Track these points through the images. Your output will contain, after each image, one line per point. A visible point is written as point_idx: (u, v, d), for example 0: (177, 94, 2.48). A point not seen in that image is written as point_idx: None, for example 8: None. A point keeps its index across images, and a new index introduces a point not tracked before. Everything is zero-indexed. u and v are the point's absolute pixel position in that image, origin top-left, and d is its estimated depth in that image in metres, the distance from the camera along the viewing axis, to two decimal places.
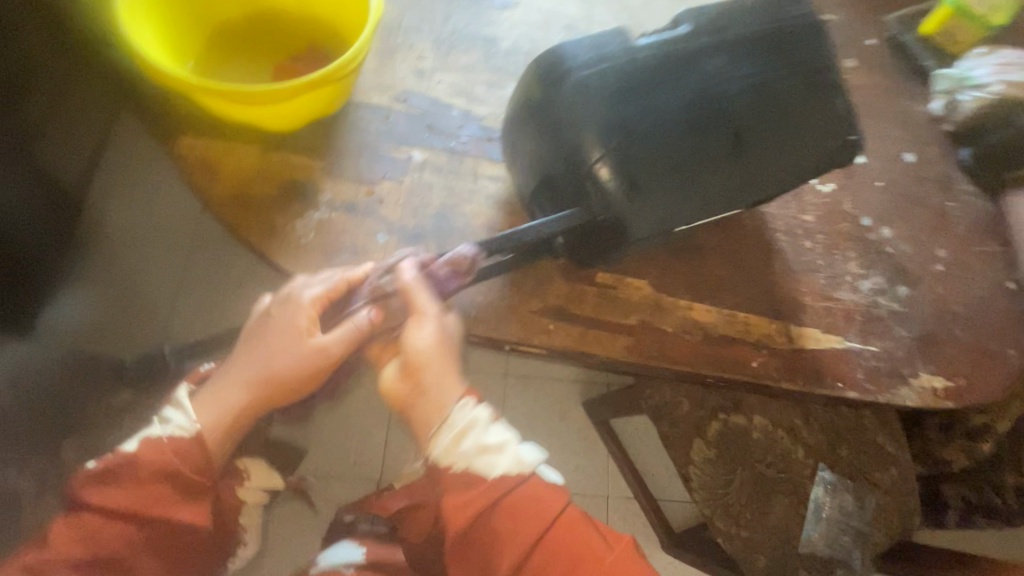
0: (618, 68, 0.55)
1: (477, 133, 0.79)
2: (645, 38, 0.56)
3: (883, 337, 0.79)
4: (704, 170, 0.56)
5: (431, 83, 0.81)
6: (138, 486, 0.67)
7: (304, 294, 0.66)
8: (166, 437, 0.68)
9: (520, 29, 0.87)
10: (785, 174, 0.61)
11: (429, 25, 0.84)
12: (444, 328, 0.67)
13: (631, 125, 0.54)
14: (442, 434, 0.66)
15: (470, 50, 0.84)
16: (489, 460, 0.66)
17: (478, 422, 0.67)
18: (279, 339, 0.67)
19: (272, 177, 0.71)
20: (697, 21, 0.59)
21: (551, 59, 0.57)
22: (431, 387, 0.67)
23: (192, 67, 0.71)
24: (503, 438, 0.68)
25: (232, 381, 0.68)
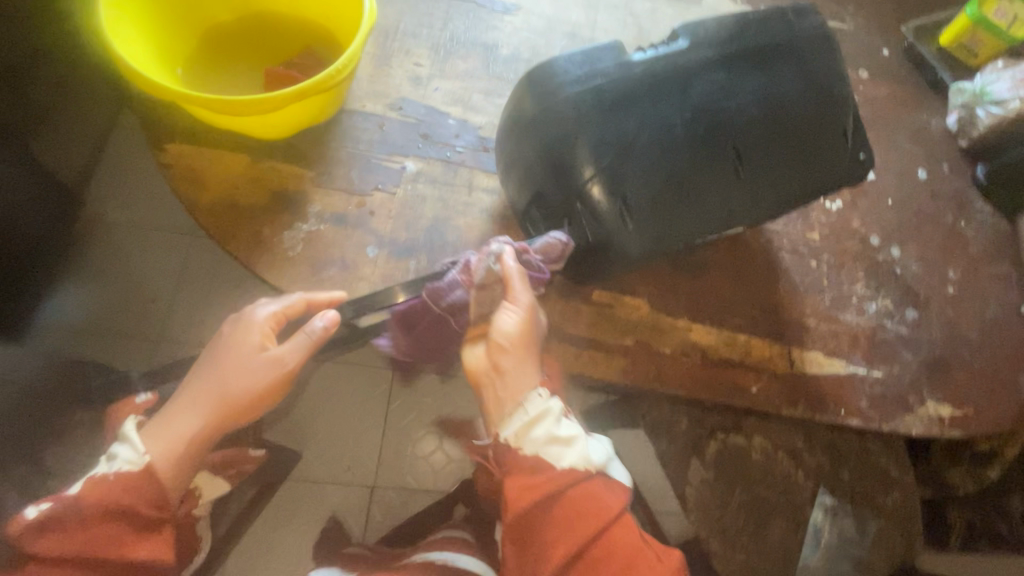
0: (613, 82, 0.52)
1: (474, 143, 0.77)
2: (642, 52, 0.54)
3: (889, 361, 0.76)
4: (705, 189, 0.53)
5: (427, 91, 0.78)
6: (87, 530, 0.59)
7: (258, 312, 0.64)
8: (113, 473, 0.60)
9: (522, 35, 0.85)
10: (794, 193, 0.57)
11: (427, 29, 0.82)
12: (537, 319, 0.62)
13: (627, 143, 0.51)
14: (516, 418, 0.60)
15: (469, 56, 0.82)
16: (561, 450, 0.59)
17: (556, 412, 0.60)
18: (234, 355, 0.63)
19: (260, 187, 0.69)
20: (697, 33, 0.55)
21: (543, 72, 0.54)
22: (509, 372, 0.60)
23: (181, 72, 0.69)
24: (577, 430, 0.61)
25: (184, 405, 0.62)
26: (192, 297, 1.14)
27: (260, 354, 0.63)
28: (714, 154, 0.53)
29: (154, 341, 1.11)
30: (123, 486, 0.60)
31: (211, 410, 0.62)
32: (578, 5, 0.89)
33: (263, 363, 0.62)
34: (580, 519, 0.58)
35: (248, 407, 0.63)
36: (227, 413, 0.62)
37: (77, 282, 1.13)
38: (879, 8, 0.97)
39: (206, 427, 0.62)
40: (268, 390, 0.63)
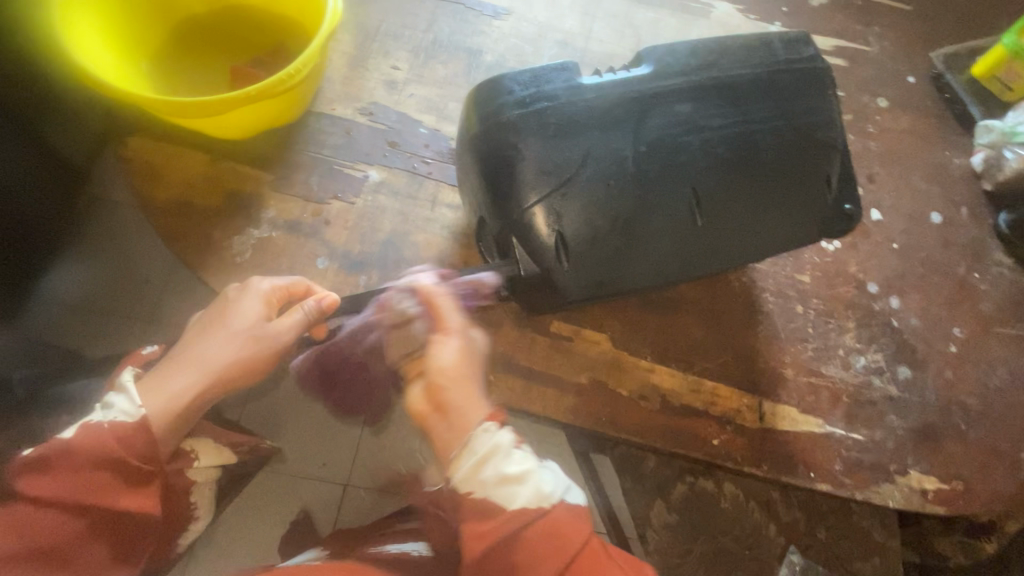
0: (561, 106, 0.48)
1: (443, 154, 0.73)
2: (597, 76, 0.49)
3: (871, 424, 0.70)
4: (655, 230, 0.49)
5: (401, 96, 0.75)
6: (82, 476, 0.45)
7: (261, 282, 0.55)
8: (105, 423, 0.47)
9: (509, 42, 0.81)
10: (761, 241, 0.52)
11: (409, 31, 0.79)
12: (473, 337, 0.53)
13: (570, 175, 0.47)
14: (461, 460, 0.46)
15: (450, 61, 0.78)
16: (520, 493, 0.45)
17: (505, 442, 0.46)
18: (233, 317, 0.53)
19: (216, 188, 0.67)
20: (665, 59, 0.51)
21: (489, 88, 0.49)
22: (451, 407, 0.48)
23: (146, 66, 0.67)
24: (533, 461, 0.46)
25: (181, 361, 0.51)
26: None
27: (262, 326, 0.53)
28: (667, 193, 0.48)
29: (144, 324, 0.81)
30: (118, 437, 0.46)
31: (201, 376, 0.51)
32: (574, 12, 0.84)
33: (263, 337, 0.53)
34: None
35: (238, 378, 0.52)
36: (226, 383, 0.51)
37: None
38: (909, 31, 0.89)
39: (195, 399, 0.50)
40: (260, 363, 0.53)
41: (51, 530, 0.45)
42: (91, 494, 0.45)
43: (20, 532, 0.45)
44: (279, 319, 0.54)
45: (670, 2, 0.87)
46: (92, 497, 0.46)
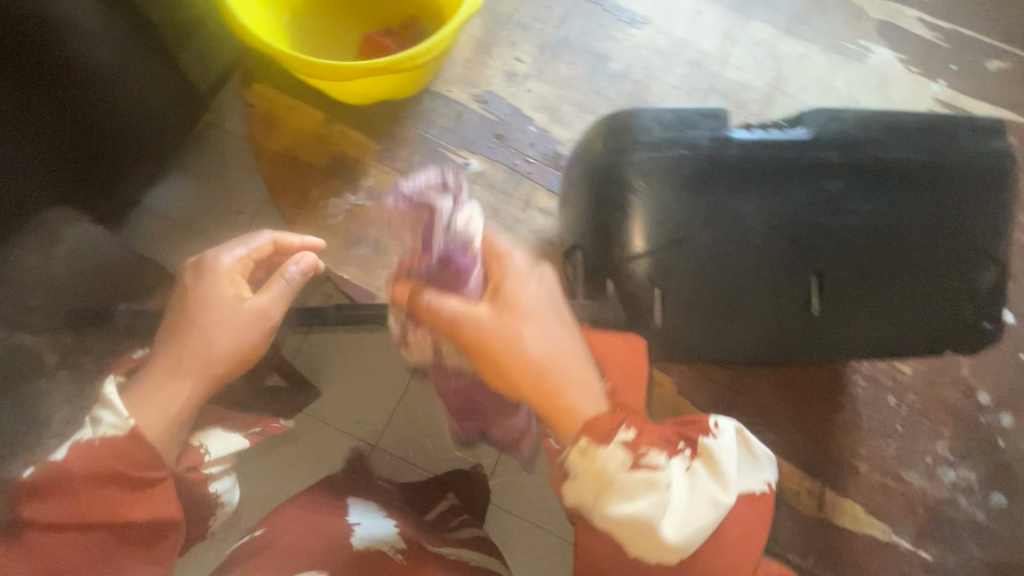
0: (695, 157, 0.45)
1: (546, 157, 0.71)
2: (740, 134, 0.46)
3: (944, 545, 0.63)
4: (757, 309, 0.46)
5: (517, 91, 0.74)
6: (82, 494, 0.41)
7: (222, 257, 0.50)
8: (96, 439, 0.42)
9: (639, 53, 0.77)
10: (869, 342, 0.48)
11: (540, 24, 0.77)
12: (485, 318, 0.42)
13: (684, 235, 0.45)
14: (570, 484, 0.41)
15: (575, 63, 0.76)
16: (645, 529, 0.39)
17: (620, 480, 0.39)
18: (218, 306, 0.48)
19: (324, 147, 0.69)
20: (828, 127, 0.46)
21: (618, 124, 0.48)
22: (561, 413, 0.41)
23: (286, 19, 0.69)
24: (663, 490, 0.39)
25: (170, 361, 0.46)
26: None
27: (240, 305, 0.48)
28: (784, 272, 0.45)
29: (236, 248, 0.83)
30: (111, 453, 0.41)
31: (194, 374, 0.46)
32: (715, 32, 0.79)
33: (246, 317, 0.48)
34: None
35: (232, 371, 0.48)
36: (226, 370, 0.47)
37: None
38: None
39: (196, 399, 0.46)
40: (251, 350, 0.49)
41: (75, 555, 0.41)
42: (103, 511, 0.41)
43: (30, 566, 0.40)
44: (254, 296, 0.49)
45: (821, 39, 0.80)
46: (97, 514, 0.41)
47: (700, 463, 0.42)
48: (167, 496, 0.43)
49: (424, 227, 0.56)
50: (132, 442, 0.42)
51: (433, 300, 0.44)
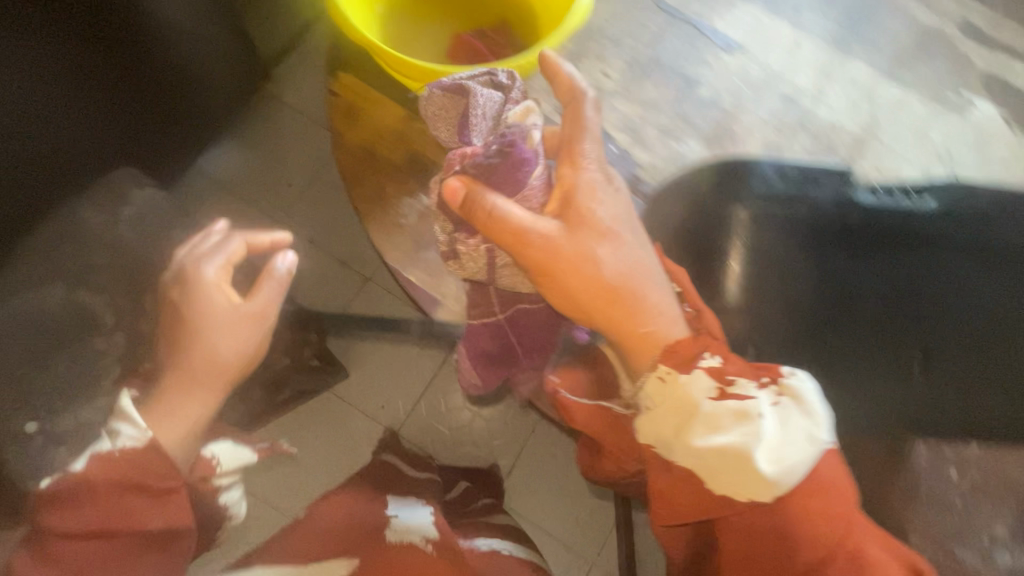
0: (810, 218, 0.61)
1: (624, 179, 0.69)
2: (867, 199, 0.61)
3: None
4: (853, 350, 0.59)
5: (602, 107, 0.72)
6: (100, 504, 0.49)
7: (206, 270, 0.62)
8: (114, 450, 0.52)
9: (730, 81, 0.75)
10: (956, 406, 0.57)
11: (631, 40, 0.75)
12: (552, 235, 0.51)
13: (789, 275, 0.61)
14: (654, 409, 0.51)
15: (663, 84, 0.74)
16: (725, 452, 0.46)
17: (707, 406, 0.48)
18: (219, 315, 0.62)
19: (403, 145, 0.68)
20: (955, 202, 0.59)
21: (740, 166, 0.64)
22: (627, 320, 0.52)
23: (380, 9, 0.68)
24: (751, 424, 0.46)
25: (184, 375, 0.61)
26: (323, 202, 1.13)
27: (235, 308, 0.62)
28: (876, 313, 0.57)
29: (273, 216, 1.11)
30: (131, 460, 0.52)
31: (206, 383, 0.61)
32: (811, 68, 0.77)
33: (243, 315, 0.63)
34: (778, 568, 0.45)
35: (231, 371, 0.63)
36: (229, 376, 0.63)
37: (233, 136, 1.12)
38: None
39: (203, 412, 0.61)
40: (250, 347, 0.64)
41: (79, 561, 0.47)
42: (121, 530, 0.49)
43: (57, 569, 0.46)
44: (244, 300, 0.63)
45: (923, 86, 0.77)
46: (115, 521, 0.48)
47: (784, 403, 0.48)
48: (177, 511, 0.52)
49: (462, 121, 0.53)
50: (148, 452, 0.53)
51: (499, 205, 0.49)
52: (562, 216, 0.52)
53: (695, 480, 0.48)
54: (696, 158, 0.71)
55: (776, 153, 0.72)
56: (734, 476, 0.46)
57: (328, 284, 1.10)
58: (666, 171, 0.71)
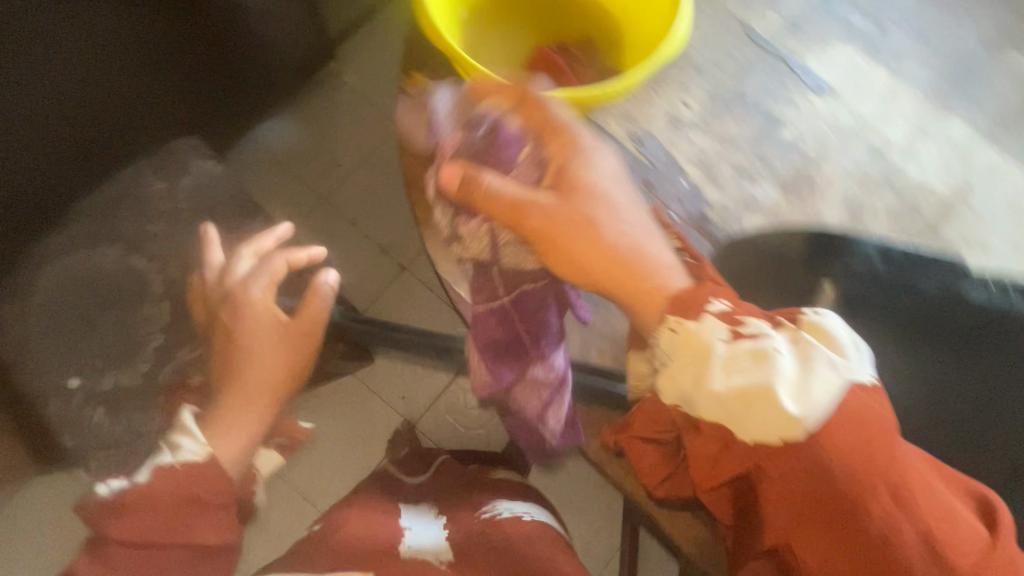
0: (914, 304, 0.57)
1: (691, 217, 0.66)
2: (981, 290, 0.56)
3: None
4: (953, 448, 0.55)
5: (678, 138, 0.69)
6: (161, 510, 0.49)
7: (251, 291, 0.71)
8: (174, 463, 0.54)
9: (816, 125, 0.71)
10: None
11: (716, 71, 0.71)
12: (552, 206, 0.46)
13: (886, 361, 0.57)
14: (668, 371, 0.43)
15: (745, 120, 0.70)
16: (753, 406, 0.39)
17: (722, 351, 0.41)
18: (259, 307, 0.69)
19: None
20: None
21: (836, 241, 0.59)
22: (635, 294, 0.45)
23: (462, 14, 0.66)
24: (767, 364, 0.39)
25: (237, 424, 0.60)
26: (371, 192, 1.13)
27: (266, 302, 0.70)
28: (939, 399, 0.55)
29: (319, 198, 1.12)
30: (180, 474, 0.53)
31: (255, 400, 0.63)
32: (905, 121, 0.72)
33: (269, 312, 0.69)
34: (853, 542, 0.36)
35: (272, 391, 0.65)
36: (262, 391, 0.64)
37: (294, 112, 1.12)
38: None
39: (238, 454, 0.58)
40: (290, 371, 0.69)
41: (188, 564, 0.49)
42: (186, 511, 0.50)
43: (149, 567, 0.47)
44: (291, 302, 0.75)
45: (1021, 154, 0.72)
46: (171, 528, 0.49)
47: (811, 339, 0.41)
48: (217, 520, 0.52)
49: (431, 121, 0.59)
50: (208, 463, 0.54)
51: (492, 184, 0.46)
52: (556, 184, 0.48)
53: (720, 436, 0.40)
54: (771, 205, 0.68)
55: (857, 210, 0.68)
56: (768, 429, 0.38)
57: (368, 272, 1.09)
58: (738, 213, 0.67)
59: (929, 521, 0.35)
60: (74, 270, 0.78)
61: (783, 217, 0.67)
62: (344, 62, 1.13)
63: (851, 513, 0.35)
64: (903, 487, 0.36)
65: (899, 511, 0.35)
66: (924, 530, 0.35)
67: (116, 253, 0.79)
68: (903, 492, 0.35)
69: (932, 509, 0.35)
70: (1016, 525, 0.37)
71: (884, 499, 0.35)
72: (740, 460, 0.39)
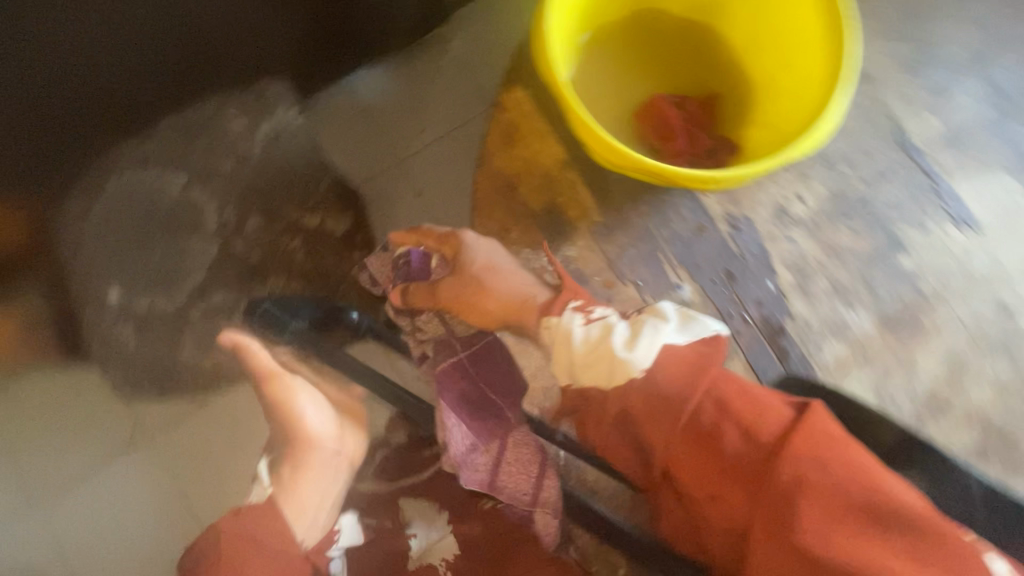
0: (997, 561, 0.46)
1: (767, 325, 0.59)
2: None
3: None
4: None
5: (780, 233, 0.61)
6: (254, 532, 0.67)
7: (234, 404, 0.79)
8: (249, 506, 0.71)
9: (942, 260, 0.62)
10: None
11: (846, 167, 0.63)
12: (450, 282, 0.75)
13: None
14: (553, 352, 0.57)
15: (861, 233, 0.62)
16: (605, 362, 0.52)
17: (579, 333, 0.55)
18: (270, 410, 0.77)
19: None
20: None
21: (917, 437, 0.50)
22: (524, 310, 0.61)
23: (583, 39, 0.61)
24: (608, 332, 0.53)
25: (294, 479, 0.71)
26: None
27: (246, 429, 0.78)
28: None
29: None
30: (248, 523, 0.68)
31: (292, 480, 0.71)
32: None
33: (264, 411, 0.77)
34: (722, 457, 0.46)
35: (301, 460, 0.73)
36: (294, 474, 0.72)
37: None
38: None
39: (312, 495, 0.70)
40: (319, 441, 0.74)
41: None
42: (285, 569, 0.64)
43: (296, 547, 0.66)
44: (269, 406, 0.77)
45: None
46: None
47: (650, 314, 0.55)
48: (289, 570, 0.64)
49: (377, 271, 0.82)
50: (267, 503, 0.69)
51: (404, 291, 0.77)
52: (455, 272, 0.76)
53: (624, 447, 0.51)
54: (862, 336, 0.60)
55: (959, 369, 0.59)
56: (608, 368, 0.52)
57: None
58: (820, 336, 0.60)
59: (748, 417, 0.45)
60: (136, 186, 0.77)
61: (871, 354, 0.59)
62: (455, 28, 0.91)
63: (691, 425, 0.47)
64: (721, 400, 0.47)
65: (722, 414, 0.46)
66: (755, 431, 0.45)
67: (180, 182, 0.80)
68: (722, 403, 0.47)
69: (742, 405, 0.46)
70: (819, 400, 0.47)
71: (710, 414, 0.46)
72: (616, 419, 0.51)
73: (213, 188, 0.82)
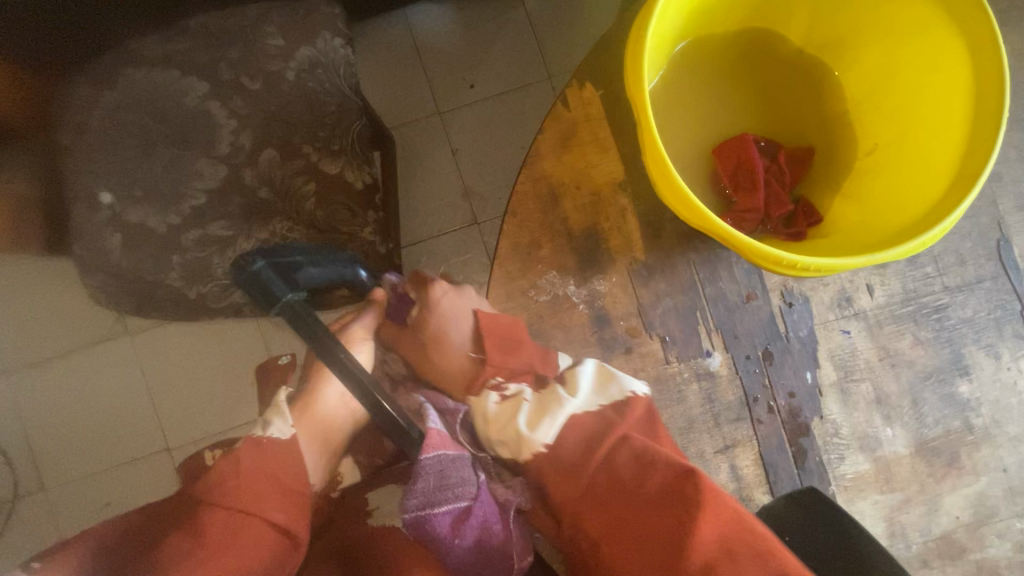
0: None
1: (793, 418, 0.53)
2: None
3: None
4: None
5: (836, 321, 0.54)
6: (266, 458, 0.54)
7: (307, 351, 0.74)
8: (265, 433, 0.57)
9: (1004, 395, 0.55)
10: None
11: (933, 268, 0.55)
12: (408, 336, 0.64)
13: None
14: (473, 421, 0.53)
15: (927, 344, 0.55)
16: (524, 438, 0.48)
17: (493, 409, 0.51)
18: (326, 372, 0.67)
19: (593, 210, 0.53)
20: None
21: None
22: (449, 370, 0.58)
23: (681, 47, 0.52)
24: (519, 408, 0.50)
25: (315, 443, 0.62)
26: (492, 123, 0.95)
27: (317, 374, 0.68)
28: None
29: (438, 112, 0.95)
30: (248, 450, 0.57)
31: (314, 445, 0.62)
32: None
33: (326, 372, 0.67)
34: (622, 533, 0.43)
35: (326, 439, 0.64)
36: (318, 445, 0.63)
37: (456, 5, 0.96)
38: None
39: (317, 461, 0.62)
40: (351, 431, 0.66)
41: (256, 555, 0.48)
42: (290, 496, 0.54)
43: (278, 504, 0.51)
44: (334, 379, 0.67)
45: None
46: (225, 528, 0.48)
47: (567, 385, 0.50)
48: (302, 513, 0.53)
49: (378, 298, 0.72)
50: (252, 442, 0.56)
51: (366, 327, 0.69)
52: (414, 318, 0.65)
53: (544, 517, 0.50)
54: (891, 457, 0.53)
55: (986, 517, 0.54)
56: (514, 446, 0.49)
57: (439, 212, 0.94)
58: (847, 446, 0.53)
59: (632, 483, 0.44)
60: (154, 86, 0.72)
61: (896, 479, 0.53)
62: None
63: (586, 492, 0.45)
64: (613, 466, 0.45)
65: (614, 483, 0.45)
66: (644, 501, 0.43)
67: (201, 91, 0.72)
68: (614, 471, 0.45)
69: (631, 471, 0.45)
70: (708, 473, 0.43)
71: (602, 479, 0.45)
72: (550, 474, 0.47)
73: (236, 107, 0.73)
